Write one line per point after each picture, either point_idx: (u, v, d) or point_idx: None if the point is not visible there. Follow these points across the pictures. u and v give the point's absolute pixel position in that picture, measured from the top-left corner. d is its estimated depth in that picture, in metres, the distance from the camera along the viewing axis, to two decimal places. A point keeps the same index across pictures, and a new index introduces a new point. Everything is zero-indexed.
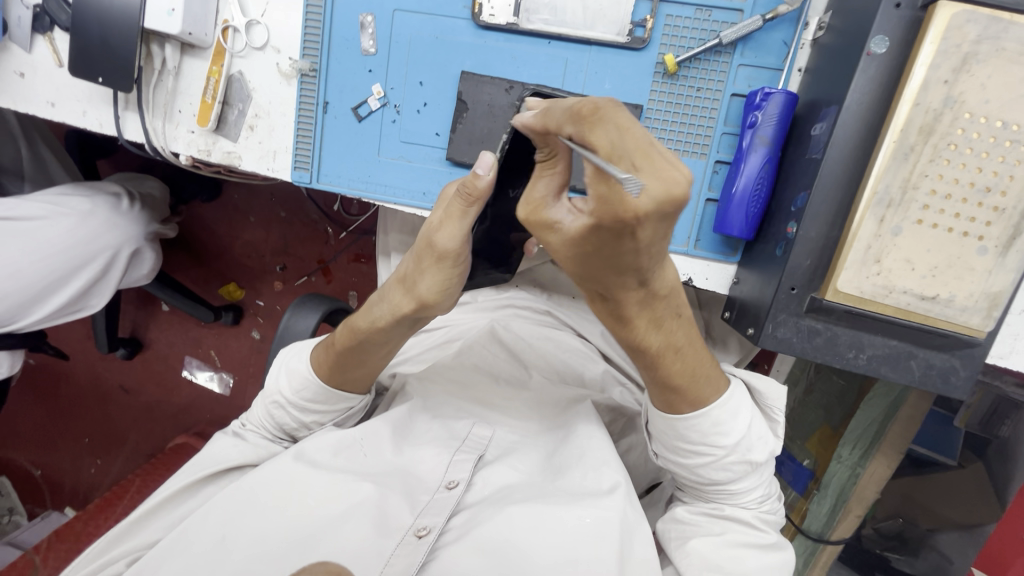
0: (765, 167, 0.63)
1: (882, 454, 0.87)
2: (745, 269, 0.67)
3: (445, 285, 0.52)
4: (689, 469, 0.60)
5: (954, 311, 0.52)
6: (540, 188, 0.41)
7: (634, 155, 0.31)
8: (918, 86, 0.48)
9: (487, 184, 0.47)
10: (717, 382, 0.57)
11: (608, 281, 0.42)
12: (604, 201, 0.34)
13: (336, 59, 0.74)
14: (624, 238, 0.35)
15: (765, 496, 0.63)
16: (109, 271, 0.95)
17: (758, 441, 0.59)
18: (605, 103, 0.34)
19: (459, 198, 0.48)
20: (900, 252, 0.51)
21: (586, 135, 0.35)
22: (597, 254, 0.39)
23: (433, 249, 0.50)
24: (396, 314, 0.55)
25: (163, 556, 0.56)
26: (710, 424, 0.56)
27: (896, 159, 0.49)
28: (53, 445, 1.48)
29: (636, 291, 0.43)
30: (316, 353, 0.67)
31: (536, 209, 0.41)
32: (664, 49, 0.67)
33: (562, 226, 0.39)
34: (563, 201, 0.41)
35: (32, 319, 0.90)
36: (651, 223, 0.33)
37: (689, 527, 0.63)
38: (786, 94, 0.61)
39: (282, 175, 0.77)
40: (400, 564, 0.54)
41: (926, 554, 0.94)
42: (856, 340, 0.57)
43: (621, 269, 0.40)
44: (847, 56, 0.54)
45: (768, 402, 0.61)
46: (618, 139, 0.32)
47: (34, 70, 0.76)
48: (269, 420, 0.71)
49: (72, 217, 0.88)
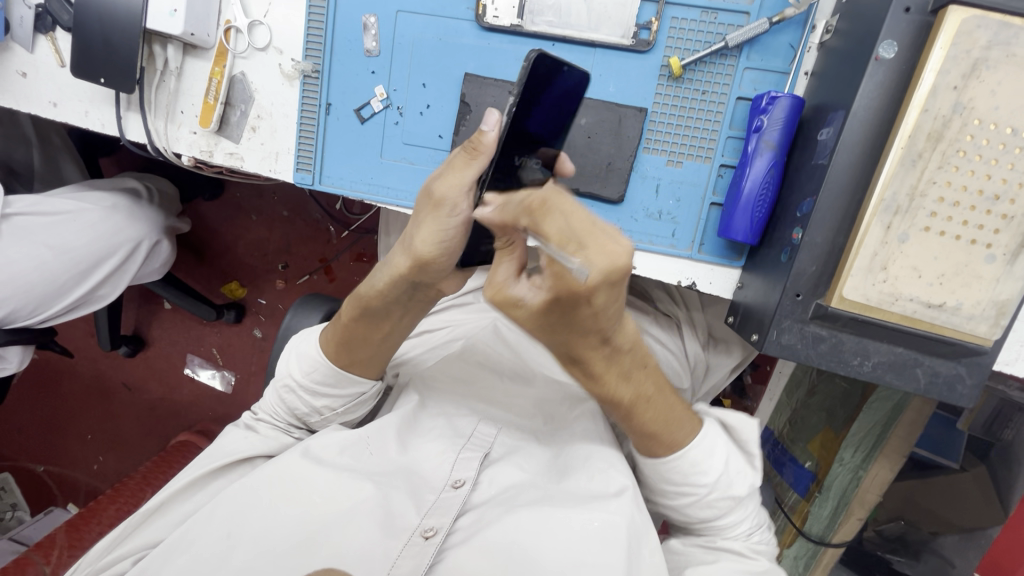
0: (771, 171, 0.62)
1: (885, 456, 0.86)
2: (749, 273, 0.67)
3: (444, 243, 0.50)
4: (676, 509, 0.63)
5: (961, 319, 0.51)
6: (501, 272, 0.44)
7: (580, 237, 0.38)
8: (927, 92, 0.47)
9: (493, 140, 0.47)
10: (690, 426, 0.59)
11: (569, 340, 0.46)
12: (560, 278, 0.40)
13: (338, 61, 0.73)
14: (581, 305, 0.41)
15: (754, 527, 0.64)
16: (128, 264, 0.95)
17: (738, 476, 0.61)
18: (551, 194, 0.40)
19: (465, 150, 0.48)
20: (907, 259, 0.51)
21: (537, 224, 0.40)
22: (557, 320, 0.44)
23: (431, 199, 0.49)
24: (393, 277, 0.54)
25: (170, 551, 0.56)
26: (688, 465, 0.59)
27: (904, 166, 0.49)
28: (56, 442, 1.48)
29: (601, 349, 0.47)
30: (323, 337, 0.66)
31: (500, 290, 0.44)
32: (669, 51, 0.67)
33: (525, 302, 0.44)
34: (523, 279, 0.44)
35: (51, 313, 0.89)
36: (602, 292, 0.39)
37: (683, 557, 0.63)
38: (792, 98, 0.60)
39: (285, 177, 0.77)
40: (408, 566, 0.54)
41: (926, 557, 0.94)
42: (861, 347, 0.57)
43: (581, 331, 0.45)
44: (855, 60, 0.54)
45: (744, 437, 0.63)
46: (566, 225, 0.39)
47: (36, 70, 0.76)
48: (281, 407, 0.71)
49: (96, 212, 0.89)
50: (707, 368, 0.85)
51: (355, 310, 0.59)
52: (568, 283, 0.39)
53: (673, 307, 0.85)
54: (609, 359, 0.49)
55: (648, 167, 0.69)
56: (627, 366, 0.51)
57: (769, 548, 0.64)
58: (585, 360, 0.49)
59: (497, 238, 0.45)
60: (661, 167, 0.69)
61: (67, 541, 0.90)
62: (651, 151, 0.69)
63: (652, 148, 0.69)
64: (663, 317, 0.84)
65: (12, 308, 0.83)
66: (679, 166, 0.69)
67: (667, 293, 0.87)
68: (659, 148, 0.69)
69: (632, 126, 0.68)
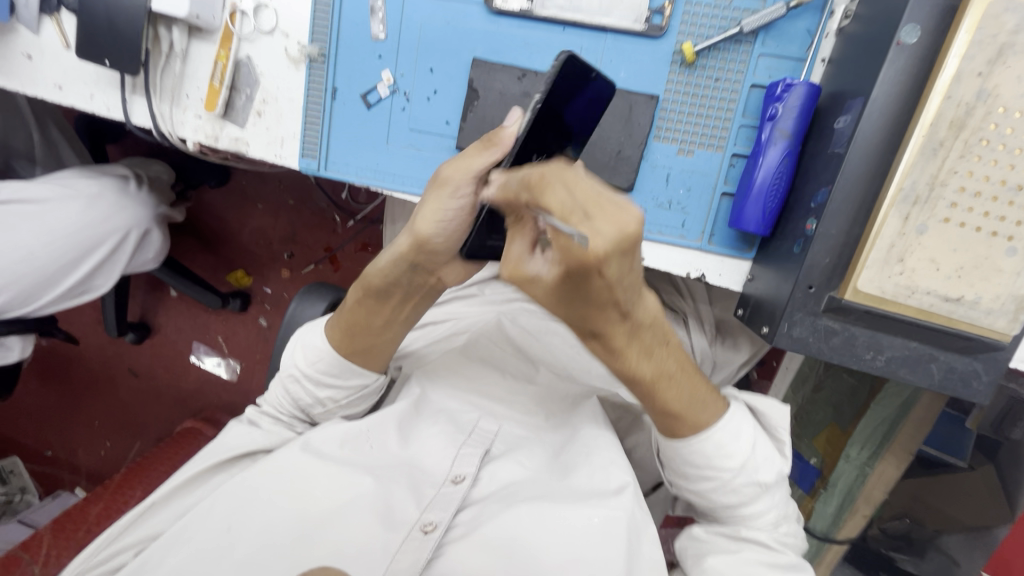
0: (785, 160, 0.61)
1: (891, 454, 0.85)
2: (759, 265, 0.66)
3: (441, 221, 0.50)
4: (700, 494, 0.62)
5: (979, 313, 0.50)
6: (515, 249, 0.42)
7: (584, 208, 0.33)
8: (950, 78, 0.46)
9: (510, 134, 0.48)
10: (714, 407, 0.59)
11: (589, 314, 0.44)
12: (567, 251, 0.36)
13: (345, 44, 0.72)
14: (592, 278, 0.37)
15: (782, 517, 0.62)
16: (117, 254, 0.95)
17: (765, 462, 0.60)
18: (551, 169, 0.36)
19: (481, 140, 0.49)
20: (925, 252, 0.49)
21: (539, 199, 0.36)
22: (573, 295, 0.41)
23: (436, 181, 0.49)
24: (394, 254, 0.54)
25: (168, 546, 0.55)
26: (712, 447, 0.59)
27: (924, 155, 0.48)
28: (63, 428, 1.49)
29: (620, 323, 0.45)
30: (330, 325, 0.66)
31: (516, 267, 0.43)
32: (682, 37, 0.65)
33: (540, 277, 0.42)
34: (540, 254, 0.42)
35: (43, 303, 0.90)
36: (614, 262, 0.35)
37: (706, 545, 0.62)
38: (809, 85, 0.59)
39: (290, 162, 0.76)
40: (406, 561, 0.54)
41: (932, 555, 0.94)
42: (875, 341, 0.55)
43: (599, 306, 0.42)
44: (876, 45, 0.52)
45: (773, 422, 0.63)
46: (569, 197, 0.34)
47: (41, 52, 0.75)
48: (287, 399, 0.71)
49: (80, 200, 0.88)
50: (715, 364, 0.83)
51: (360, 292, 0.60)
52: (575, 256, 0.36)
53: (680, 301, 0.84)
54: (631, 334, 0.47)
55: (657, 157, 0.68)
56: (649, 342, 0.50)
57: (796, 542, 0.63)
58: (605, 332, 0.46)
59: (510, 215, 0.43)
60: (672, 156, 0.68)
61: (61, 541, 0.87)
62: (661, 140, 0.68)
63: (663, 136, 0.68)
64: (670, 311, 0.83)
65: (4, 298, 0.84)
66: (690, 156, 0.67)
67: (673, 286, 0.86)
68: (670, 137, 0.67)
69: (643, 114, 0.67)
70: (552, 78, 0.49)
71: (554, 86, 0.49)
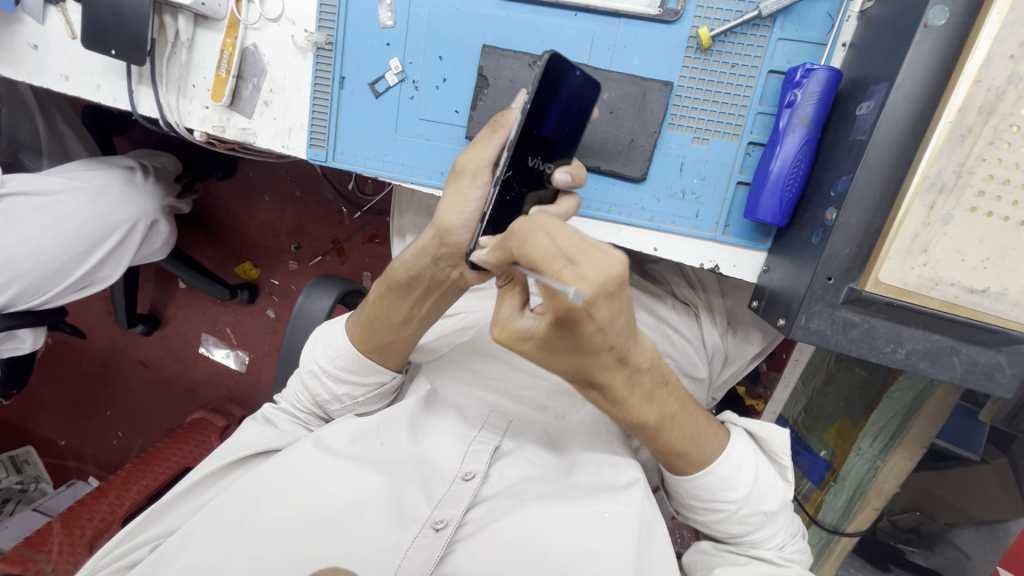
0: (803, 148, 0.59)
1: (904, 447, 0.83)
2: (776, 256, 0.64)
3: (462, 212, 0.56)
4: (707, 524, 0.63)
5: (1005, 306, 0.49)
6: (505, 309, 0.44)
7: (568, 254, 0.34)
8: (982, 60, 0.44)
9: (513, 117, 0.56)
10: (709, 431, 0.61)
11: (584, 363, 0.44)
12: (556, 298, 0.36)
13: (353, 32, 0.71)
14: (583, 322, 0.38)
15: (788, 537, 0.62)
16: (125, 244, 0.95)
17: (769, 489, 0.60)
18: (531, 217, 0.38)
19: (488, 128, 0.56)
20: (950, 242, 0.48)
21: (521, 250, 0.37)
22: (564, 345, 0.42)
23: (456, 172, 0.56)
24: (418, 249, 0.58)
25: (185, 539, 0.54)
26: (716, 480, 0.59)
27: (951, 142, 0.46)
28: (76, 417, 1.50)
29: (619, 370, 0.47)
30: (351, 320, 0.67)
31: (505, 326, 0.44)
32: (698, 21, 0.64)
33: (531, 332, 0.42)
34: (528, 312, 0.43)
35: (53, 296, 0.90)
36: (601, 304, 0.35)
37: (715, 558, 0.62)
38: (829, 70, 0.57)
39: (297, 153, 0.75)
40: (418, 558, 0.55)
41: (942, 548, 0.91)
42: (895, 333, 0.54)
43: (593, 352, 0.42)
44: (902, 28, 0.50)
45: (773, 448, 0.62)
46: (553, 245, 0.35)
47: (47, 42, 0.75)
48: (305, 395, 0.70)
49: (87, 191, 0.88)
50: (726, 357, 0.82)
51: (383, 286, 0.61)
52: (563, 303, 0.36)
53: (692, 295, 0.82)
54: (630, 381, 0.49)
55: (671, 145, 0.67)
56: (649, 387, 0.52)
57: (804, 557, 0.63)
58: (606, 384, 0.48)
59: (501, 277, 0.45)
60: (686, 144, 0.66)
61: (66, 530, 0.87)
62: (675, 128, 0.66)
63: (678, 124, 0.66)
64: (679, 303, 0.81)
65: (16, 292, 0.84)
66: (704, 144, 0.66)
67: (683, 276, 0.85)
68: (684, 125, 0.66)
69: (657, 101, 0.65)
70: (535, 85, 0.48)
71: (537, 95, 0.49)
